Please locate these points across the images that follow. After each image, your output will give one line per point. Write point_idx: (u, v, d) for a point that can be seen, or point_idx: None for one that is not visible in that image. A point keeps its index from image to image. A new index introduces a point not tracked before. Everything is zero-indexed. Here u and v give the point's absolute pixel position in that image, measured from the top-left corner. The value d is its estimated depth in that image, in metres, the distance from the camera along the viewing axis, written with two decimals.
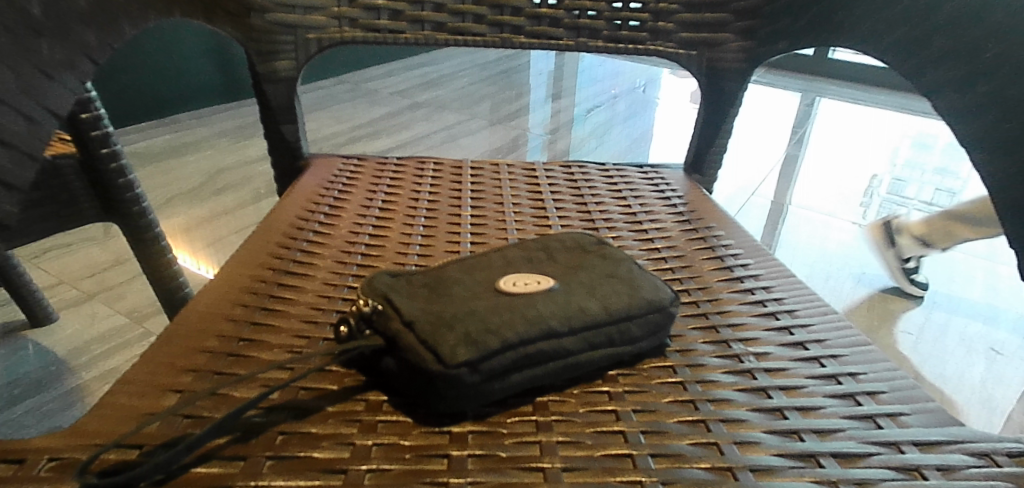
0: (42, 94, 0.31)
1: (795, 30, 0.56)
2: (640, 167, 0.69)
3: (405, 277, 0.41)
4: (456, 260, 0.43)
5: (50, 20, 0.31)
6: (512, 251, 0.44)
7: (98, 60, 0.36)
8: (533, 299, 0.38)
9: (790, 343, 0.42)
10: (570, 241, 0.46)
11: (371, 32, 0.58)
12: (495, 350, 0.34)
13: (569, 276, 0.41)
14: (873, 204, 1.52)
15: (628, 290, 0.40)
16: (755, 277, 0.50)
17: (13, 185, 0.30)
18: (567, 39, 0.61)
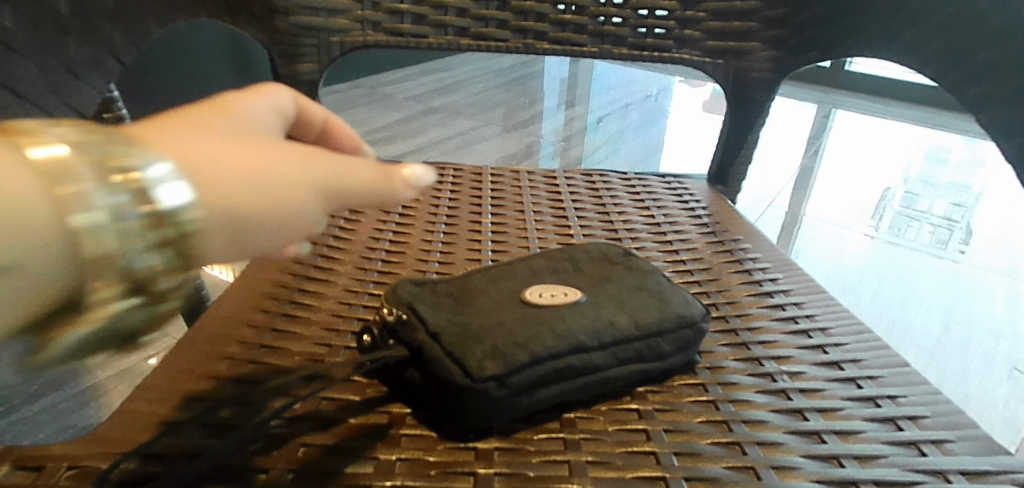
0: (64, 90, 0.33)
1: (826, 40, 0.55)
2: (662, 177, 0.67)
3: (429, 284, 0.40)
4: (480, 268, 0.42)
5: (77, 18, 0.33)
6: (537, 261, 0.43)
7: (126, 58, 0.37)
8: (561, 312, 0.37)
9: (824, 363, 0.41)
10: (597, 252, 0.45)
11: (394, 35, 0.57)
12: (524, 365, 0.32)
13: (597, 288, 0.40)
14: (886, 217, 1.51)
15: (659, 304, 0.39)
16: (785, 292, 0.49)
17: None
18: (591, 46, 0.60)
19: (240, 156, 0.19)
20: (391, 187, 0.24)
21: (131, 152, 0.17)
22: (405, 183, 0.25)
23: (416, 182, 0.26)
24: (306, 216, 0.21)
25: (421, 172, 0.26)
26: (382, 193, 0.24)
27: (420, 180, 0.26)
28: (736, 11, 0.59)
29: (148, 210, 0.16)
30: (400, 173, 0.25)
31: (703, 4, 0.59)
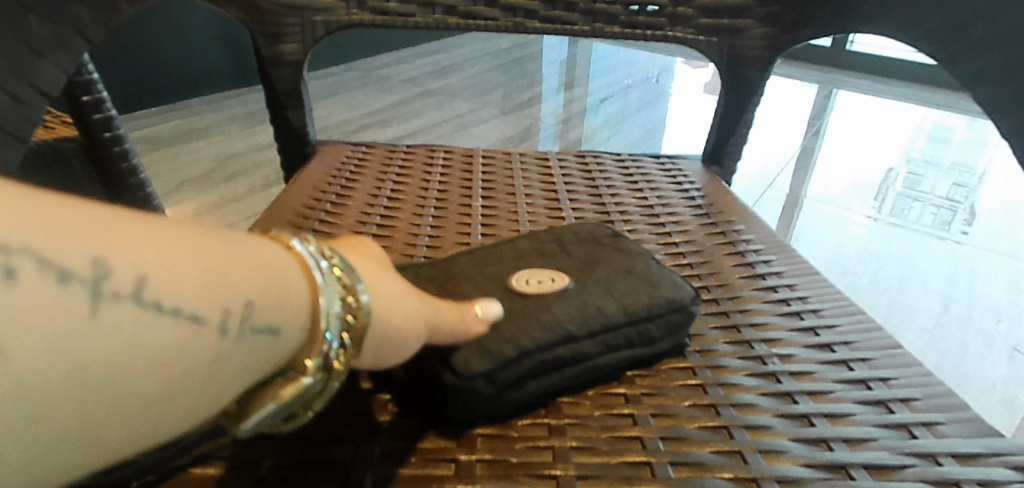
0: (29, 71, 0.30)
1: (823, 16, 0.54)
2: (656, 158, 0.66)
3: (412, 269, 0.39)
4: (466, 251, 0.41)
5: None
6: (523, 242, 0.42)
7: (93, 37, 0.34)
8: (549, 299, 0.36)
9: (815, 345, 0.40)
10: (584, 232, 0.44)
11: (380, 15, 0.56)
12: (512, 357, 0.32)
13: (586, 272, 0.40)
14: (889, 198, 1.49)
15: (648, 287, 0.38)
16: (778, 274, 0.48)
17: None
18: (582, 24, 0.59)
19: (386, 290, 0.25)
20: (469, 331, 0.30)
21: (343, 271, 0.23)
22: (482, 321, 0.31)
23: (488, 317, 0.32)
24: (416, 324, 0.26)
25: (492, 310, 0.32)
26: (467, 338, 0.31)
27: (491, 316, 0.32)
28: None
29: (348, 308, 0.22)
30: (479, 315, 0.31)
31: None
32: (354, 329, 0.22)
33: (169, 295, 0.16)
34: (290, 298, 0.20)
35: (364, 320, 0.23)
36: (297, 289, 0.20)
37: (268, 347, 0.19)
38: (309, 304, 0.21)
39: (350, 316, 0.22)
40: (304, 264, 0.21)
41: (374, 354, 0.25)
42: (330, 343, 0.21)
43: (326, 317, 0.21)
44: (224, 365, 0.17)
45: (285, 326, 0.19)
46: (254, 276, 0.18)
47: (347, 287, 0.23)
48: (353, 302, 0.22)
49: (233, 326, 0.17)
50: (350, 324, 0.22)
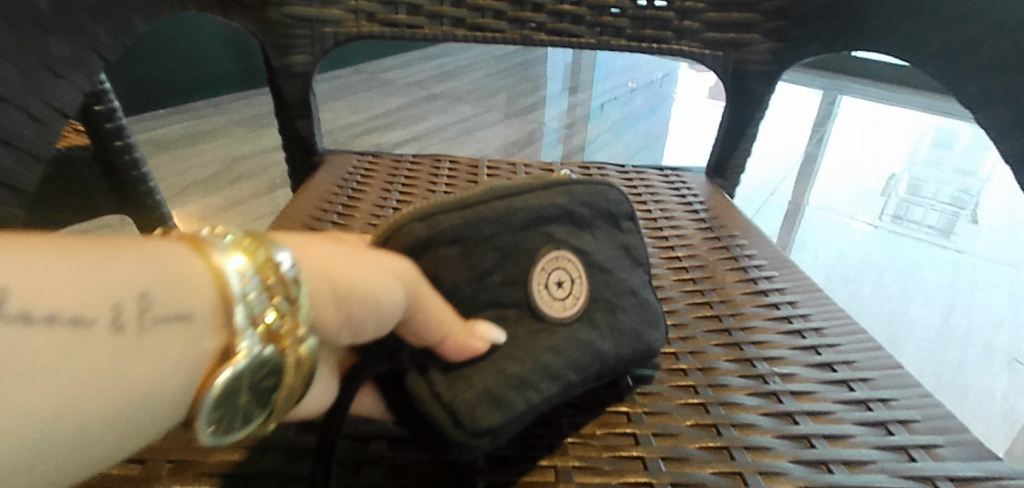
0: (48, 92, 0.30)
1: (829, 33, 0.54)
2: (660, 170, 0.67)
3: (433, 218, 0.31)
4: (495, 197, 0.35)
5: (59, 15, 0.30)
6: (558, 202, 0.37)
7: (109, 56, 0.35)
8: (561, 336, 0.34)
9: (817, 364, 0.41)
10: (615, 205, 0.40)
11: (389, 26, 0.56)
12: (518, 414, 0.31)
13: (600, 275, 0.37)
14: (893, 199, 1.47)
15: (642, 317, 0.38)
16: (780, 290, 0.48)
17: (17, 188, 0.30)
18: (589, 37, 0.59)
19: (330, 259, 0.22)
20: (462, 342, 0.29)
21: (263, 244, 0.21)
22: (476, 337, 0.30)
23: (484, 338, 0.30)
24: (389, 297, 0.24)
25: (491, 333, 0.31)
26: (460, 346, 0.29)
27: (489, 338, 0.31)
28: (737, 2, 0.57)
29: (266, 282, 0.20)
30: (473, 330, 0.30)
31: None
32: (285, 303, 0.20)
33: (39, 302, 0.15)
34: (192, 284, 0.18)
35: (294, 290, 0.20)
36: (199, 275, 0.18)
37: (177, 334, 0.17)
38: (215, 291, 0.19)
39: (273, 293, 0.20)
40: (201, 247, 0.19)
41: (334, 331, 0.23)
42: (261, 327, 0.20)
43: (236, 299, 0.19)
44: (125, 360, 0.16)
45: (200, 313, 0.18)
46: (145, 270, 0.17)
47: (267, 262, 0.20)
48: (274, 276, 0.20)
49: (114, 319, 0.16)
50: (279, 303, 0.20)
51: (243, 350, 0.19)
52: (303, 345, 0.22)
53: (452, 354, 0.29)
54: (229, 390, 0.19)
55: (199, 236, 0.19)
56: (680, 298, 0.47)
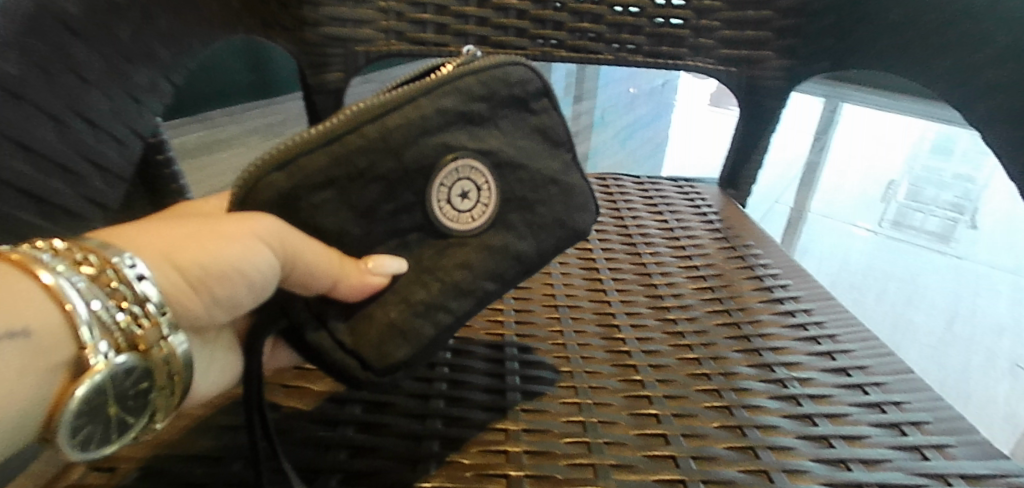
0: (131, 118, 0.33)
1: (840, 51, 0.56)
2: (675, 181, 0.69)
3: (294, 165, 0.30)
4: (367, 122, 0.32)
5: (140, 48, 0.33)
6: (446, 105, 0.35)
7: (177, 81, 0.37)
8: (472, 248, 0.36)
9: (832, 369, 0.43)
10: (517, 88, 0.39)
11: (417, 44, 0.58)
12: (424, 343, 0.35)
13: (513, 175, 0.38)
14: (893, 204, 1.47)
15: (565, 207, 0.41)
16: (795, 299, 0.50)
17: (107, 207, 0.33)
18: (607, 53, 0.62)
19: (177, 241, 0.27)
20: (357, 283, 0.32)
21: (94, 250, 0.25)
22: (374, 273, 0.33)
23: (382, 273, 0.33)
24: (249, 261, 0.28)
25: (391, 266, 0.33)
26: (354, 286, 0.32)
27: (389, 272, 0.33)
28: (750, 21, 0.60)
29: (106, 289, 0.24)
30: (370, 269, 0.33)
31: (718, 13, 0.60)
32: (135, 305, 0.25)
33: None
34: (31, 308, 0.22)
35: (139, 288, 0.25)
36: (35, 297, 0.22)
37: (17, 351, 0.21)
38: (56, 310, 0.23)
39: (118, 297, 0.24)
40: (28, 267, 0.23)
41: (196, 306, 0.28)
42: (111, 332, 0.24)
43: (76, 317, 0.23)
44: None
45: (35, 327, 0.22)
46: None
47: (100, 265, 0.24)
48: (113, 280, 0.24)
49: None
50: (128, 306, 0.25)
51: (97, 363, 0.24)
52: (165, 342, 0.26)
53: (348, 296, 0.32)
54: (94, 400, 0.24)
55: (27, 253, 0.23)
56: (699, 306, 0.49)
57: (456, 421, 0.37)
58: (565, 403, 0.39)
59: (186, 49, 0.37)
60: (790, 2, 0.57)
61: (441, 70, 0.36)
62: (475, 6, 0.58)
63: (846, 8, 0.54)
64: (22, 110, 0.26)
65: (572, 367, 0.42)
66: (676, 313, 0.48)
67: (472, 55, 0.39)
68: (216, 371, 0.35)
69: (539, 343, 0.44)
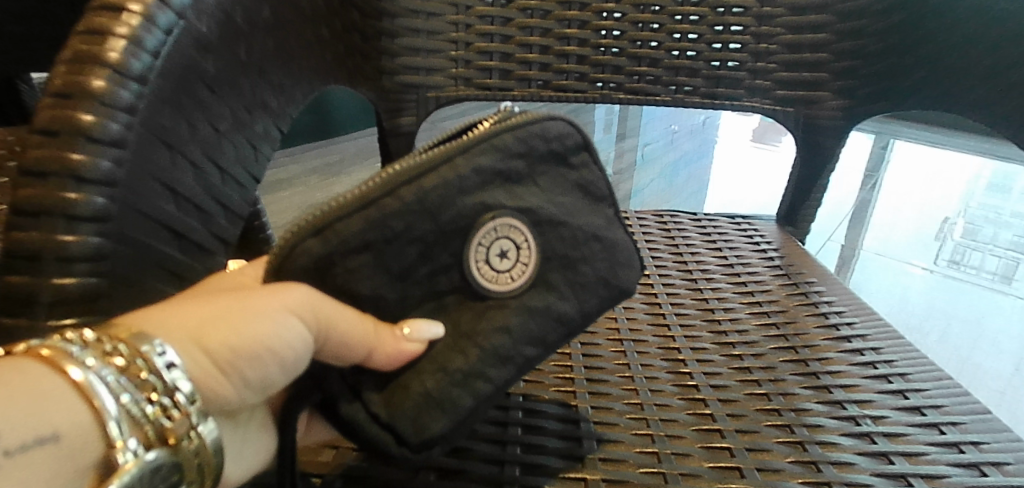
0: (249, 162, 0.40)
1: (899, 91, 0.58)
2: (732, 218, 0.70)
3: (330, 229, 0.30)
4: (401, 184, 0.32)
5: (257, 100, 0.41)
6: (483, 164, 0.34)
7: (282, 128, 0.45)
8: (511, 310, 0.35)
9: (905, 407, 0.43)
10: (555, 143, 0.38)
11: (483, 90, 0.62)
12: (463, 413, 0.34)
13: (552, 232, 0.37)
14: (949, 241, 1.44)
15: (608, 265, 0.40)
16: (862, 337, 0.50)
17: (230, 242, 0.37)
18: (665, 95, 0.64)
19: (204, 320, 0.25)
20: (389, 347, 0.32)
21: (125, 338, 0.23)
22: (409, 340, 0.33)
23: (418, 339, 0.33)
24: (280, 338, 0.27)
25: (428, 331, 0.33)
26: (389, 354, 0.32)
27: (425, 337, 0.33)
28: (807, 63, 0.61)
29: (137, 380, 0.22)
30: (405, 335, 0.33)
31: (774, 55, 0.61)
32: (165, 396, 0.23)
33: None
34: (60, 409, 0.20)
35: (169, 377, 0.23)
36: (63, 397, 0.21)
37: (46, 459, 0.19)
38: (86, 406, 0.21)
39: (149, 389, 0.23)
40: (56, 363, 0.21)
41: (229, 392, 0.26)
42: (141, 426, 0.23)
43: (107, 415, 0.21)
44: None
45: (64, 432, 0.20)
46: (9, 402, 0.19)
47: (130, 354, 0.23)
48: (143, 370, 0.23)
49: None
50: (158, 397, 0.23)
51: (126, 461, 0.22)
52: (196, 432, 0.25)
53: (384, 363, 0.32)
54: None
55: (55, 346, 0.21)
56: (764, 342, 0.49)
57: (534, 449, 0.38)
58: (637, 434, 0.40)
59: (282, 95, 0.44)
60: (847, 45, 0.59)
61: (479, 128, 0.36)
62: (538, 53, 0.61)
63: (904, 50, 0.56)
64: (175, 159, 0.32)
65: (642, 400, 0.43)
66: (742, 349, 0.48)
67: (507, 111, 0.39)
68: (253, 450, 0.32)
69: (607, 375, 0.45)
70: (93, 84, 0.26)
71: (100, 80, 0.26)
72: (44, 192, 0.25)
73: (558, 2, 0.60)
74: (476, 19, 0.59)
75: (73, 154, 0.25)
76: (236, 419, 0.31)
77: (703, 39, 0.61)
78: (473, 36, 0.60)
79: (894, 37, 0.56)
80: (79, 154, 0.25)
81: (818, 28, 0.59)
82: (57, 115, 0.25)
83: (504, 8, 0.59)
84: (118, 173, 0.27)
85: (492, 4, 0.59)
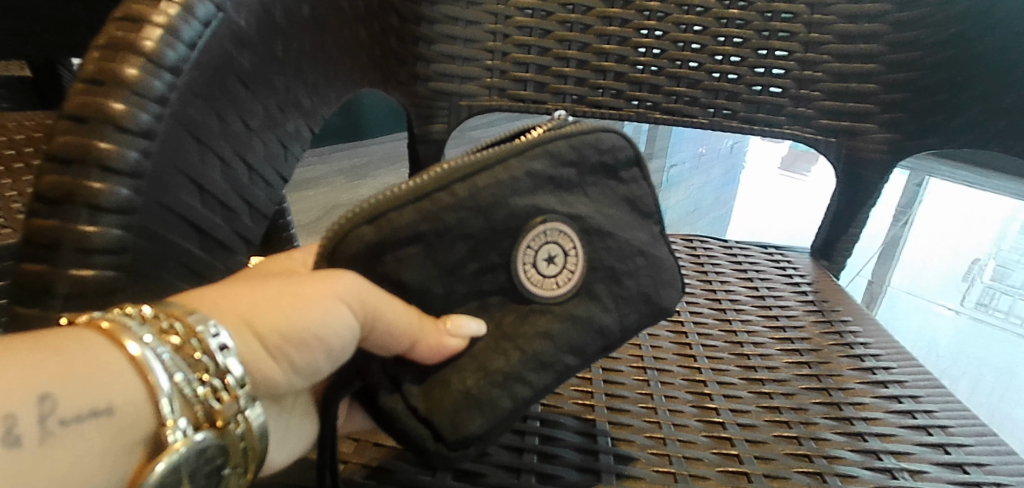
0: (277, 162, 0.39)
1: (951, 128, 0.56)
2: (764, 247, 0.68)
3: (384, 218, 0.30)
4: (456, 180, 0.31)
5: (290, 99, 0.40)
6: (536, 168, 0.33)
7: (313, 128, 0.44)
8: (555, 316, 0.34)
9: (947, 463, 0.40)
10: (607, 155, 0.37)
11: (516, 101, 0.61)
12: (502, 415, 0.33)
13: (600, 242, 0.36)
14: (976, 285, 1.35)
15: (652, 281, 0.39)
16: (900, 382, 0.47)
17: (251, 240, 0.36)
18: (702, 117, 0.62)
19: (258, 304, 0.26)
20: (433, 342, 0.31)
21: (181, 316, 0.23)
22: (452, 335, 0.32)
23: (460, 335, 0.32)
24: (327, 326, 0.27)
25: (468, 328, 0.32)
26: (432, 348, 0.31)
27: (466, 334, 0.32)
28: (853, 93, 0.59)
29: (190, 360, 0.23)
30: (447, 330, 0.32)
31: (818, 83, 0.59)
32: (216, 377, 0.24)
33: None
34: (117, 381, 0.21)
35: (221, 359, 0.24)
36: (121, 370, 0.21)
37: (100, 431, 0.20)
38: (140, 381, 0.22)
39: (201, 369, 0.23)
40: (116, 336, 0.21)
41: (279, 376, 0.27)
42: (192, 407, 0.23)
43: (160, 390, 0.22)
44: (47, 466, 0.19)
45: (119, 406, 0.21)
46: (71, 370, 0.20)
47: (186, 334, 0.23)
48: (197, 350, 0.23)
49: (37, 429, 0.19)
50: (209, 378, 0.23)
51: (175, 440, 0.22)
52: (243, 416, 0.25)
53: (427, 357, 0.31)
54: (167, 484, 0.22)
55: (116, 319, 0.22)
56: (794, 381, 0.47)
57: (549, 480, 0.36)
58: (659, 471, 0.38)
59: (315, 95, 0.43)
60: (896, 77, 0.57)
61: (529, 134, 0.35)
62: (575, 67, 0.60)
63: (959, 87, 0.54)
64: (203, 154, 0.31)
65: (665, 434, 0.41)
66: (772, 387, 0.46)
67: (563, 119, 0.37)
68: (297, 437, 0.34)
69: (630, 405, 0.43)
70: (126, 72, 0.25)
71: (134, 68, 0.26)
72: (68, 180, 0.24)
73: (598, 17, 0.59)
74: (515, 29, 0.58)
75: (100, 142, 0.24)
76: (283, 404, 0.33)
77: (746, 63, 0.59)
78: (510, 46, 0.59)
79: (942, 72, 0.54)
80: (106, 143, 0.24)
81: (867, 57, 0.57)
82: (86, 102, 0.25)
83: (544, 20, 0.58)
84: (145, 165, 0.26)
85: (532, 15, 0.58)
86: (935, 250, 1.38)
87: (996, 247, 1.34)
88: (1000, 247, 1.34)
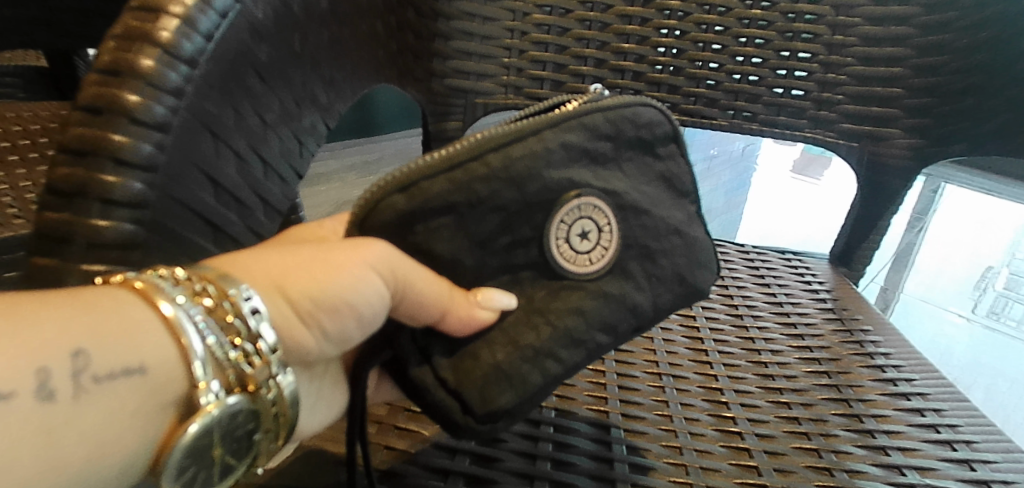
0: (292, 157, 0.38)
1: (977, 136, 0.55)
2: (782, 254, 0.66)
3: (416, 187, 0.29)
4: (489, 149, 0.30)
5: (307, 92, 0.40)
6: (571, 140, 0.32)
7: (330, 124, 0.43)
8: (588, 292, 0.33)
9: (972, 480, 0.39)
10: (644, 130, 0.36)
11: (534, 100, 0.60)
12: (532, 390, 0.32)
13: (636, 219, 0.35)
14: (983, 298, 1.35)
15: (686, 260, 0.38)
16: (922, 395, 0.46)
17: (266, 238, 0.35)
18: (721, 119, 0.60)
19: (291, 270, 0.26)
20: (462, 312, 0.30)
21: (214, 280, 0.23)
22: (482, 307, 0.31)
23: (490, 308, 0.31)
24: (359, 293, 0.27)
25: (500, 301, 0.31)
26: (463, 319, 0.30)
27: (498, 307, 0.31)
28: (879, 97, 0.57)
29: (222, 322, 0.23)
30: (478, 301, 0.31)
31: (843, 86, 0.58)
32: (248, 342, 0.24)
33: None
34: (150, 341, 0.21)
35: (254, 323, 0.24)
36: (155, 330, 0.21)
37: (134, 389, 0.20)
38: (173, 342, 0.22)
39: (233, 333, 0.23)
40: (150, 296, 0.21)
41: (310, 343, 0.27)
42: (224, 371, 0.23)
43: (194, 354, 0.22)
44: (83, 419, 0.20)
45: (153, 366, 0.21)
46: (106, 327, 0.20)
47: (219, 296, 0.23)
48: (230, 313, 0.23)
49: (71, 385, 0.19)
50: (242, 342, 0.23)
51: (208, 402, 0.22)
52: (275, 382, 0.25)
53: (458, 328, 0.31)
54: (201, 443, 0.22)
55: (149, 280, 0.22)
56: (813, 391, 0.46)
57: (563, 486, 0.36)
58: (676, 481, 0.37)
59: (332, 90, 0.43)
60: (923, 81, 0.55)
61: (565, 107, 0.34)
62: (592, 66, 0.59)
63: (986, 90, 0.53)
64: (218, 148, 0.30)
65: (681, 443, 0.40)
66: (790, 396, 0.45)
67: (600, 92, 0.36)
68: (326, 407, 0.35)
69: (643, 412, 0.43)
70: (141, 63, 0.25)
71: (149, 59, 0.25)
72: (82, 172, 0.23)
73: (618, 15, 0.58)
74: (533, 26, 0.57)
75: (114, 134, 0.24)
76: (314, 371, 0.34)
77: (768, 64, 0.58)
78: (528, 44, 0.58)
79: (970, 78, 0.53)
80: (119, 135, 0.24)
81: (894, 60, 0.55)
82: (101, 93, 0.24)
83: (562, 17, 0.57)
84: (159, 158, 0.25)
85: (550, 12, 0.57)
86: (953, 253, 1.35)
87: (1009, 254, 1.30)
88: (1012, 254, 1.30)
